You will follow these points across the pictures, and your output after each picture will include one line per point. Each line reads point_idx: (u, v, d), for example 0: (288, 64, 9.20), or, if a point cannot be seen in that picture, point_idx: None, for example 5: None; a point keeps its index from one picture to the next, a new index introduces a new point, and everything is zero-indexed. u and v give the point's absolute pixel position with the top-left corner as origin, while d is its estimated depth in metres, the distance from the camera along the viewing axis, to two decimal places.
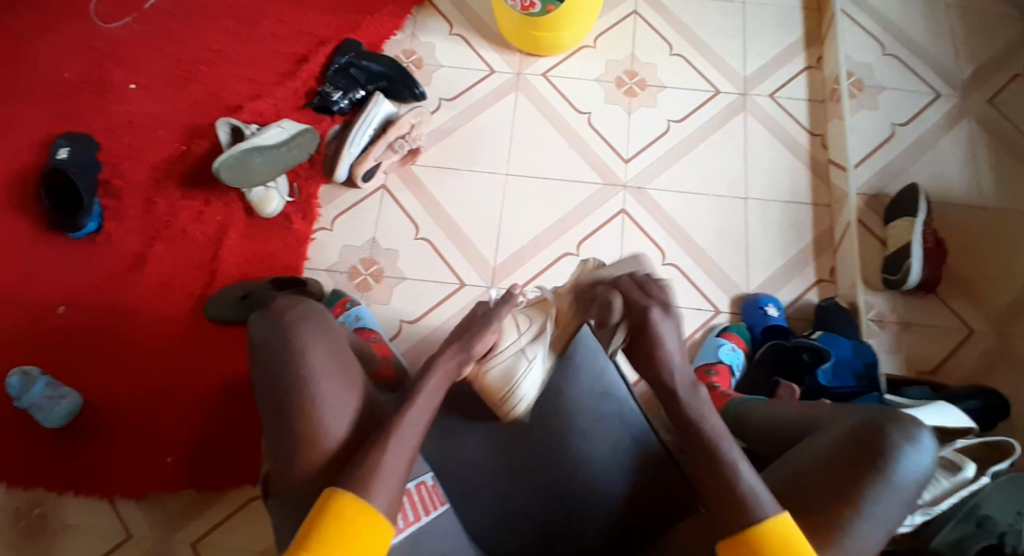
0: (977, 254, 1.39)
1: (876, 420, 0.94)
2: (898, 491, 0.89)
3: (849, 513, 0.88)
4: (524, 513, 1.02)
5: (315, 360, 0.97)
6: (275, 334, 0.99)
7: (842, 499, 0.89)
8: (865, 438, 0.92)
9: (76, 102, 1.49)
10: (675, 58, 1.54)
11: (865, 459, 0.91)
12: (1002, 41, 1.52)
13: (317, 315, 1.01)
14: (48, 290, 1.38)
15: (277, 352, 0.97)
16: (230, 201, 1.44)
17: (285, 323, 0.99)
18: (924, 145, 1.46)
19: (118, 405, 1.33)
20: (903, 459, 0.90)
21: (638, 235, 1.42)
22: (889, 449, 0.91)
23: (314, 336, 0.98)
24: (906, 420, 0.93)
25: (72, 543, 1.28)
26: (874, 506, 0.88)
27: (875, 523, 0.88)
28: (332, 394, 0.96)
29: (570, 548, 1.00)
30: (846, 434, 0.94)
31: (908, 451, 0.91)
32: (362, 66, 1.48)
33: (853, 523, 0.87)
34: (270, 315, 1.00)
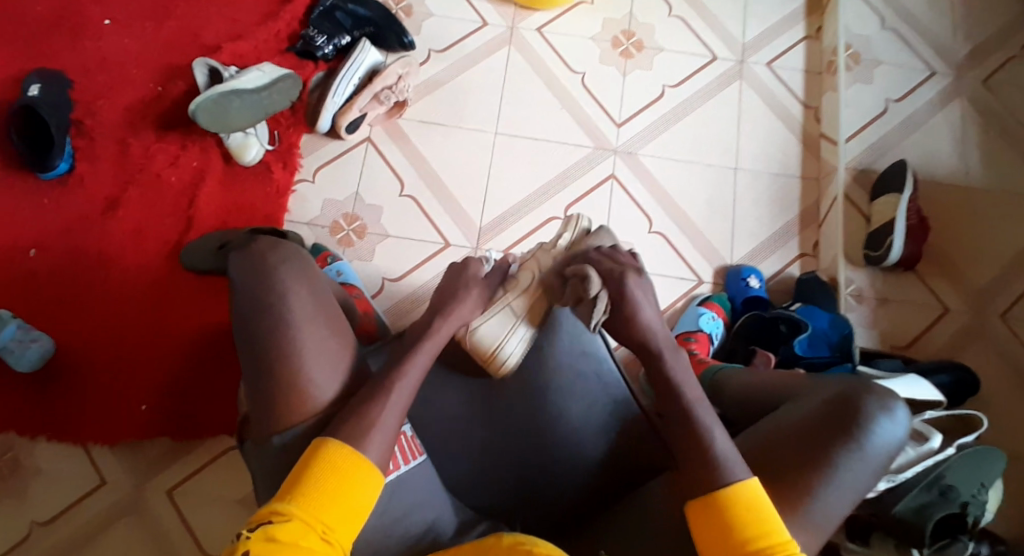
0: (958, 234, 1.40)
1: (854, 389, 0.97)
2: (870, 459, 0.93)
3: (820, 477, 0.91)
4: (504, 465, 1.06)
5: (306, 324, 0.96)
6: (253, 275, 0.97)
7: (815, 462, 0.92)
8: (842, 406, 0.96)
9: (43, 34, 1.41)
10: (673, 20, 1.50)
11: (841, 426, 0.94)
12: (1002, 20, 1.51)
13: (298, 258, 1.00)
14: (16, 232, 1.34)
15: (264, 315, 0.96)
16: (207, 146, 1.39)
17: (277, 282, 0.97)
18: (916, 122, 1.45)
19: (92, 351, 1.31)
20: (879, 427, 0.94)
21: (625, 202, 1.41)
22: (865, 416, 0.94)
23: (295, 278, 0.98)
24: (883, 392, 0.97)
25: (48, 486, 1.28)
26: (847, 471, 0.92)
27: (844, 487, 0.92)
28: (320, 360, 0.96)
29: (544, 499, 1.04)
30: (823, 402, 0.97)
31: (883, 421, 0.94)
32: (348, 10, 1.41)
33: (822, 487, 0.91)
34: (261, 270, 0.98)
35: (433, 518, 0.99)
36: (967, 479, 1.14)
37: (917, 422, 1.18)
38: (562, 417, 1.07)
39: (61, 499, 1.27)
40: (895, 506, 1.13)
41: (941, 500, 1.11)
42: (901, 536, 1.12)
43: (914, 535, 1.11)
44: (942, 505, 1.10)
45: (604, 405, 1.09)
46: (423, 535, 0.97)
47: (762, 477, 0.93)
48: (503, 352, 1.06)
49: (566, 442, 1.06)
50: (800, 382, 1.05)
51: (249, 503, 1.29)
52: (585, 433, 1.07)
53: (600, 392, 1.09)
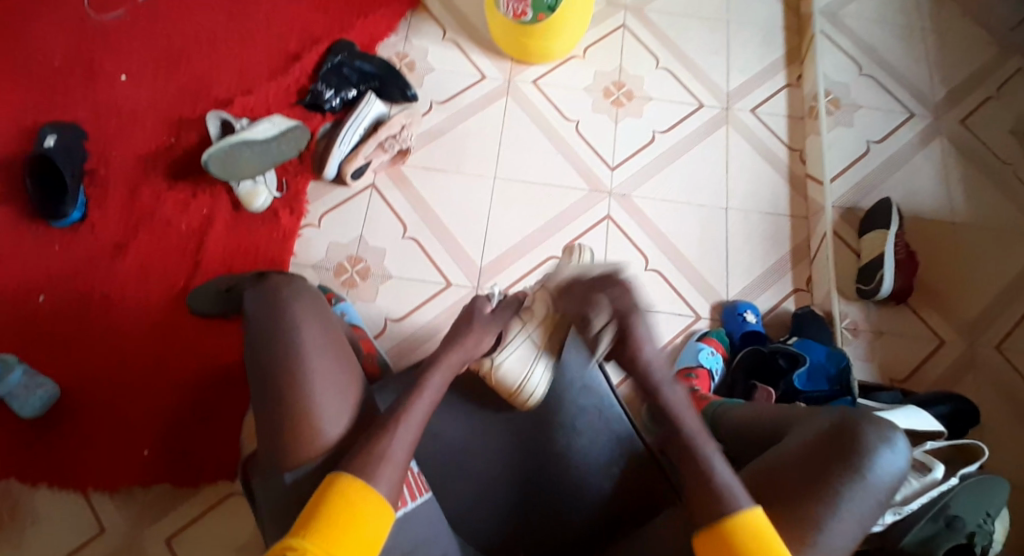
0: (946, 268, 1.44)
1: (852, 418, 0.98)
2: (871, 489, 0.93)
3: (823, 509, 0.92)
4: (507, 504, 1.03)
5: (316, 358, 0.97)
6: (269, 311, 1.00)
7: (817, 495, 0.92)
8: (840, 437, 0.96)
9: (63, 90, 1.49)
10: (661, 71, 1.58)
11: (841, 458, 0.94)
12: (974, 66, 1.59)
13: (310, 295, 1.03)
14: (26, 278, 1.37)
15: (275, 345, 0.98)
16: (217, 193, 1.44)
17: (291, 315, 1.00)
18: (898, 162, 1.51)
19: (95, 394, 1.32)
20: (878, 458, 0.94)
21: (621, 241, 1.45)
22: (863, 447, 0.94)
23: (306, 314, 1.00)
24: (881, 422, 0.97)
25: (44, 535, 1.25)
26: (849, 503, 0.92)
27: (846, 519, 0.92)
28: (331, 388, 0.97)
29: (547, 538, 1.02)
30: (822, 432, 0.97)
31: (883, 452, 0.94)
32: (354, 66, 1.49)
33: (826, 521, 0.91)
34: (276, 304, 1.00)
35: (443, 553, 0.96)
36: (972, 508, 1.13)
37: (918, 453, 1.15)
38: (564, 454, 1.05)
39: (57, 546, 1.25)
40: (903, 539, 1.11)
41: (947, 531, 1.09)
42: None
43: None
44: (948, 536, 1.08)
45: (608, 440, 1.06)
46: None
47: (766, 511, 0.93)
48: (526, 386, 1.05)
49: (571, 479, 1.04)
50: (799, 413, 1.05)
51: (249, 549, 1.27)
52: (590, 469, 1.04)
53: (604, 428, 1.07)
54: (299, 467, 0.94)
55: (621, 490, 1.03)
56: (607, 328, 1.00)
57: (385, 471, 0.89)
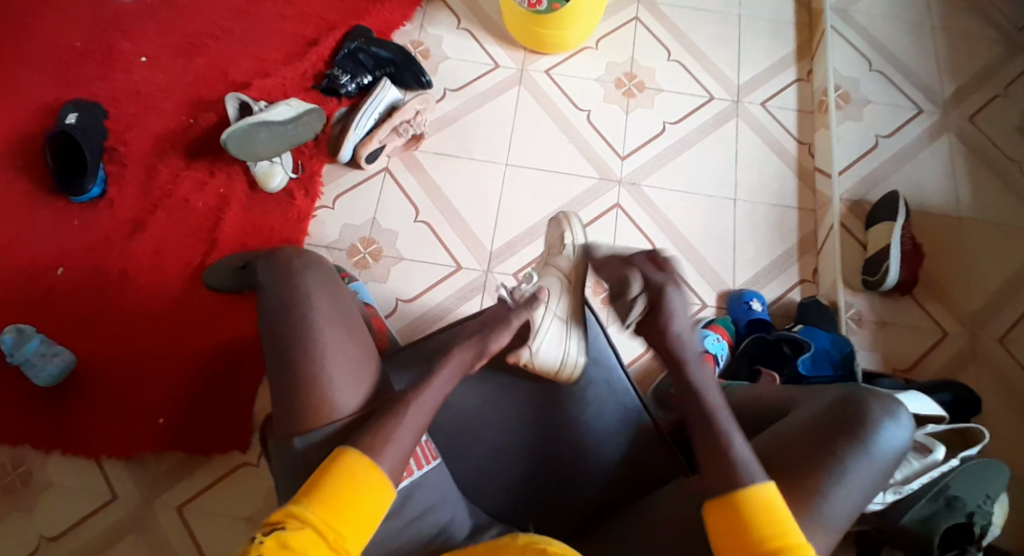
0: (952, 261, 1.45)
1: (858, 393, 0.97)
2: (877, 461, 0.93)
3: (828, 478, 0.91)
4: (513, 469, 1.04)
5: (327, 327, 0.97)
6: (281, 280, 1.00)
7: (820, 464, 0.92)
8: (847, 410, 0.95)
9: (83, 70, 1.52)
10: (672, 64, 1.60)
11: (847, 429, 0.93)
12: (983, 64, 1.61)
13: (322, 266, 1.03)
14: (45, 252, 1.40)
15: (286, 317, 0.98)
16: (233, 173, 1.46)
17: (303, 285, 1.00)
18: (905, 157, 1.53)
19: (110, 366, 1.34)
20: (883, 430, 0.93)
21: (629, 228, 1.47)
22: (870, 419, 0.94)
23: (318, 284, 1.00)
24: (889, 398, 0.97)
25: (60, 500, 1.28)
26: (854, 472, 0.91)
27: (850, 489, 0.91)
28: (342, 359, 0.96)
29: (552, 502, 1.03)
30: (827, 405, 0.97)
31: (887, 424, 0.94)
32: (370, 52, 1.52)
33: (828, 490, 0.90)
34: (289, 276, 1.00)
35: (450, 517, 0.97)
36: (972, 490, 1.13)
37: (919, 435, 1.15)
38: (573, 422, 1.06)
39: (69, 514, 1.27)
40: (902, 518, 1.12)
41: (947, 510, 1.10)
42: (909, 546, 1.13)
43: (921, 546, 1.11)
44: (947, 515, 1.10)
45: (616, 413, 1.07)
46: (435, 534, 0.95)
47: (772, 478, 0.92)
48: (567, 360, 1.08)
49: (579, 447, 1.05)
50: (805, 391, 1.05)
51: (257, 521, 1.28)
52: (597, 439, 1.06)
53: (613, 400, 1.08)
54: (310, 434, 0.92)
55: (626, 462, 1.05)
56: (640, 295, 1.01)
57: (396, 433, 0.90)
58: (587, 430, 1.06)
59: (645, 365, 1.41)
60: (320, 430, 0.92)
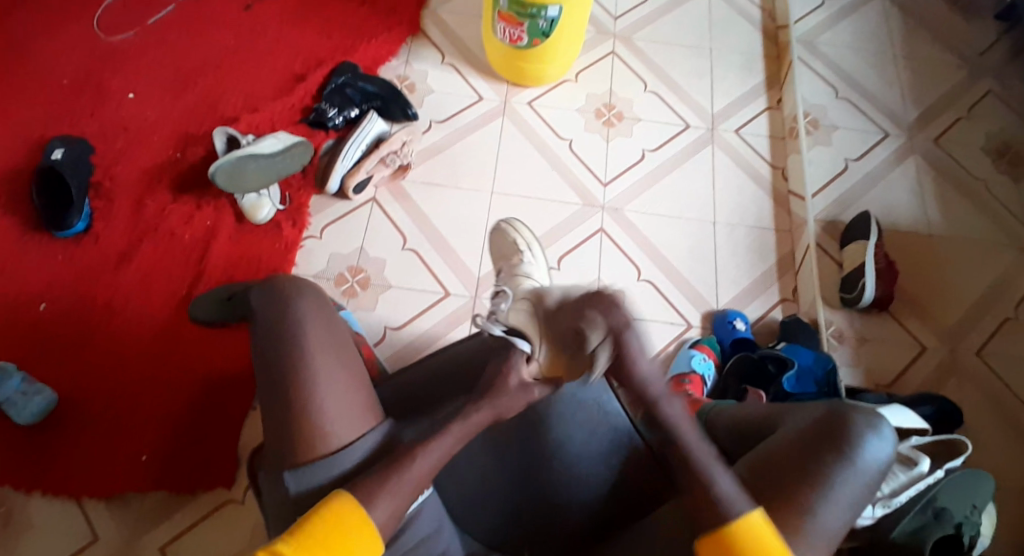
0: (926, 278, 1.50)
1: (842, 408, 0.99)
2: (861, 474, 0.95)
3: (816, 494, 0.92)
4: (505, 496, 1.04)
5: (320, 355, 0.96)
6: (275, 307, 0.99)
7: (809, 480, 0.93)
8: (830, 426, 0.97)
9: (70, 105, 1.53)
10: (649, 94, 1.66)
11: (830, 445, 0.95)
12: (943, 90, 1.69)
13: (316, 293, 1.02)
14: (27, 287, 1.38)
15: (282, 345, 0.96)
16: (220, 206, 1.47)
17: (296, 312, 0.99)
18: (876, 179, 1.59)
19: (93, 403, 1.32)
20: (867, 444, 0.96)
21: (614, 252, 1.49)
22: (854, 434, 0.96)
23: (313, 312, 0.99)
24: (870, 412, 0.99)
25: (39, 542, 1.24)
26: (840, 487, 0.93)
27: (837, 503, 0.93)
28: (338, 390, 0.95)
29: (544, 526, 1.02)
30: (812, 421, 0.99)
31: (871, 439, 0.96)
32: (358, 86, 1.55)
33: (819, 506, 0.92)
34: (285, 303, 0.99)
35: (445, 544, 0.97)
36: (959, 501, 1.16)
37: (904, 447, 1.15)
38: (561, 445, 1.06)
39: None
40: (893, 531, 1.15)
41: (936, 522, 1.13)
42: None
43: None
44: (936, 527, 1.12)
45: (605, 435, 1.07)
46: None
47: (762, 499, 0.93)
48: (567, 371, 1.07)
49: (569, 471, 1.04)
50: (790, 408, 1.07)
51: None
52: (586, 462, 1.05)
53: (603, 421, 1.08)
54: (306, 470, 0.92)
55: (617, 484, 1.05)
56: (600, 348, 0.88)
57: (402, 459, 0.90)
58: (576, 454, 1.05)
59: None
60: (323, 462, 0.92)
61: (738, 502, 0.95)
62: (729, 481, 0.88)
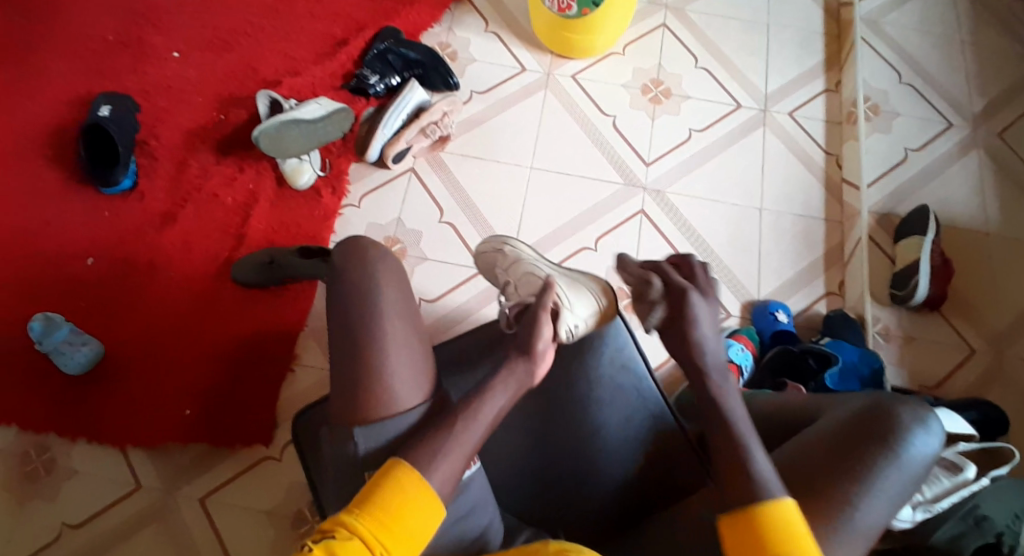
0: (982, 278, 1.43)
1: (885, 401, 0.94)
2: (906, 469, 0.90)
3: (857, 488, 0.88)
4: (536, 477, 1.03)
5: (393, 321, 0.94)
6: (354, 265, 0.97)
7: (849, 474, 0.89)
8: (874, 418, 0.92)
9: (118, 64, 1.54)
10: (699, 71, 1.60)
11: (873, 438, 0.90)
12: (1013, 80, 1.59)
13: (392, 258, 0.99)
14: (75, 243, 1.41)
15: (357, 306, 0.94)
16: (262, 170, 1.48)
17: (375, 274, 0.96)
18: (933, 171, 1.51)
19: (136, 356, 1.35)
20: (912, 440, 0.90)
21: (654, 235, 1.46)
22: (899, 428, 0.90)
23: (387, 275, 0.96)
24: (919, 406, 0.93)
25: (81, 488, 1.29)
26: (882, 481, 0.88)
27: (877, 498, 0.88)
28: (407, 355, 0.93)
29: (572, 515, 1.01)
30: (855, 412, 0.94)
31: (918, 434, 0.90)
32: (399, 53, 1.53)
33: (858, 499, 0.88)
34: (364, 262, 0.97)
35: (488, 520, 0.94)
36: (1001, 508, 1.10)
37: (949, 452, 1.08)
38: (595, 429, 1.03)
39: (92, 501, 1.28)
40: (932, 535, 1.10)
41: (976, 529, 1.07)
42: None
43: None
44: (976, 535, 1.07)
45: (644, 420, 1.04)
46: (474, 539, 0.92)
47: (799, 493, 0.89)
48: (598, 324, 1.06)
49: (599, 464, 1.02)
50: (831, 398, 1.02)
51: (280, 514, 1.29)
52: (619, 452, 1.03)
53: (642, 408, 1.05)
54: (372, 428, 0.90)
55: (651, 474, 1.02)
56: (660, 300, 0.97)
57: (449, 447, 0.87)
58: (616, 437, 1.03)
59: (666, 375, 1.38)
60: (374, 426, 0.90)
61: (774, 490, 0.91)
62: (771, 466, 0.85)
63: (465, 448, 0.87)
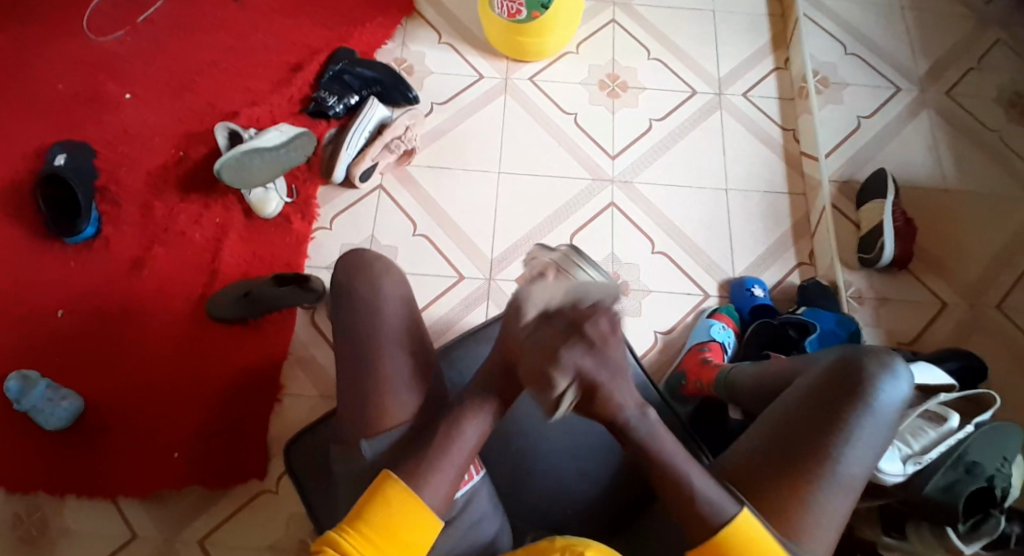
0: (946, 233, 1.48)
1: (854, 354, 0.96)
2: (880, 416, 0.92)
3: (836, 439, 0.90)
4: (538, 473, 1.06)
5: (395, 338, 0.95)
6: (360, 282, 0.98)
7: (827, 427, 0.91)
8: (843, 372, 0.94)
9: (70, 111, 1.52)
10: (652, 62, 1.63)
11: (844, 391, 0.93)
12: (952, 41, 1.65)
13: (396, 272, 1.00)
14: (46, 296, 1.38)
15: (359, 321, 0.96)
16: (229, 203, 1.46)
17: (375, 290, 0.97)
18: (888, 136, 1.56)
19: (120, 404, 1.32)
20: (881, 387, 0.92)
21: (626, 226, 1.48)
22: (867, 378, 0.93)
23: (391, 291, 0.98)
24: (883, 353, 0.95)
25: (74, 546, 1.25)
26: (859, 430, 0.91)
27: (858, 446, 0.90)
28: (404, 371, 0.93)
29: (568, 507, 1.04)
30: (827, 368, 0.96)
31: (886, 381, 0.93)
32: (355, 73, 1.53)
33: (840, 450, 0.90)
34: (366, 277, 0.98)
35: (498, 528, 0.95)
36: (990, 452, 1.10)
37: (932, 404, 1.14)
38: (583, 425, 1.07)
39: None
40: (924, 487, 1.09)
41: (969, 477, 1.07)
42: (935, 519, 1.08)
43: (945, 514, 1.07)
44: (969, 482, 1.06)
45: None
46: (485, 546, 0.93)
47: (782, 453, 0.91)
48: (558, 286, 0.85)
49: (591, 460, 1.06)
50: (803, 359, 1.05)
51: (283, 547, 1.27)
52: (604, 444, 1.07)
53: None
54: (379, 442, 0.90)
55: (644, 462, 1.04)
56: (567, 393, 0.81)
57: (440, 461, 0.85)
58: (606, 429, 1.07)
59: (655, 360, 1.39)
60: (381, 439, 0.90)
61: (758, 450, 0.93)
62: (710, 481, 0.85)
63: (456, 459, 0.86)
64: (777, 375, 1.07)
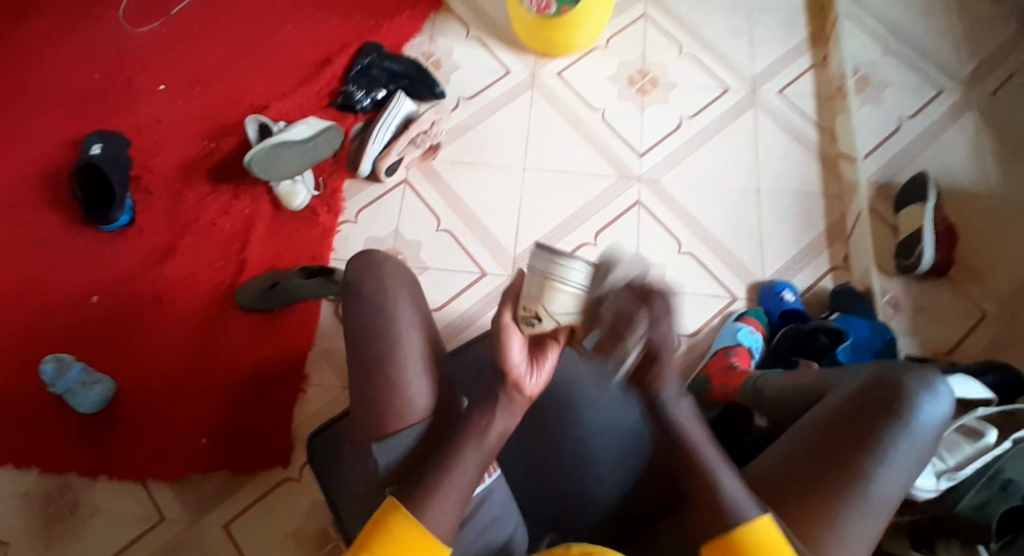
0: (989, 240, 1.41)
1: (892, 369, 0.93)
2: (918, 434, 0.89)
3: (870, 456, 0.87)
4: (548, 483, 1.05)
5: (405, 333, 0.95)
6: (368, 280, 0.98)
7: (861, 443, 0.88)
8: (880, 387, 0.91)
9: (107, 103, 1.55)
10: (684, 58, 1.60)
11: (881, 406, 0.89)
12: (999, 39, 1.58)
13: (403, 271, 1.00)
14: (79, 283, 1.42)
15: (367, 317, 0.96)
16: (258, 195, 1.48)
17: (384, 288, 0.98)
18: (930, 137, 1.50)
19: (150, 390, 1.35)
20: (921, 405, 0.89)
21: (652, 225, 1.45)
22: (905, 394, 0.90)
23: (398, 288, 0.98)
24: (924, 370, 0.92)
25: (104, 526, 1.29)
26: (895, 447, 0.88)
27: (892, 464, 0.87)
28: (415, 368, 0.93)
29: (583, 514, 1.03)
30: (864, 382, 0.93)
31: (925, 398, 0.90)
32: (383, 67, 1.54)
33: (874, 468, 0.87)
34: (374, 274, 0.99)
35: (511, 529, 0.94)
36: None
37: (968, 418, 1.08)
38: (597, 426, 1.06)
39: (116, 537, 1.28)
40: (957, 504, 1.03)
41: (1002, 496, 1.01)
42: (964, 537, 1.03)
43: (974, 533, 1.02)
44: (1003, 501, 1.00)
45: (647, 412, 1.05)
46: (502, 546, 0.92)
47: (812, 468, 0.88)
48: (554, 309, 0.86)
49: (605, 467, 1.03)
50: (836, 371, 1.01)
51: (303, 535, 1.28)
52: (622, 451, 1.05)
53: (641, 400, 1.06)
54: (390, 441, 0.90)
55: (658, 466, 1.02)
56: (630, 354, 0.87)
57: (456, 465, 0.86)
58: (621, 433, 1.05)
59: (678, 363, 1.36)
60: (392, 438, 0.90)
61: (787, 463, 0.90)
62: (739, 486, 0.84)
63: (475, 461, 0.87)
64: (803, 384, 1.04)
